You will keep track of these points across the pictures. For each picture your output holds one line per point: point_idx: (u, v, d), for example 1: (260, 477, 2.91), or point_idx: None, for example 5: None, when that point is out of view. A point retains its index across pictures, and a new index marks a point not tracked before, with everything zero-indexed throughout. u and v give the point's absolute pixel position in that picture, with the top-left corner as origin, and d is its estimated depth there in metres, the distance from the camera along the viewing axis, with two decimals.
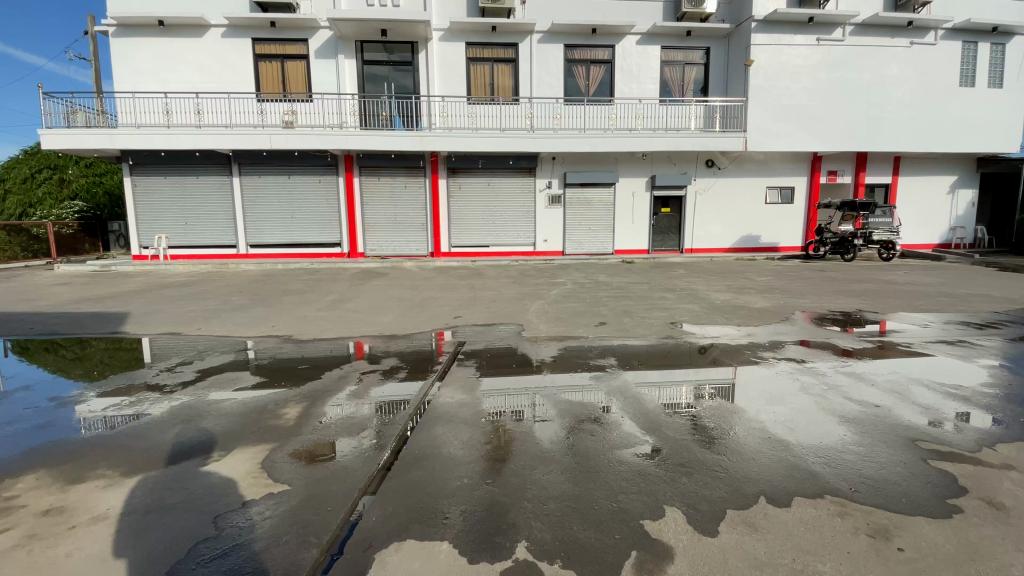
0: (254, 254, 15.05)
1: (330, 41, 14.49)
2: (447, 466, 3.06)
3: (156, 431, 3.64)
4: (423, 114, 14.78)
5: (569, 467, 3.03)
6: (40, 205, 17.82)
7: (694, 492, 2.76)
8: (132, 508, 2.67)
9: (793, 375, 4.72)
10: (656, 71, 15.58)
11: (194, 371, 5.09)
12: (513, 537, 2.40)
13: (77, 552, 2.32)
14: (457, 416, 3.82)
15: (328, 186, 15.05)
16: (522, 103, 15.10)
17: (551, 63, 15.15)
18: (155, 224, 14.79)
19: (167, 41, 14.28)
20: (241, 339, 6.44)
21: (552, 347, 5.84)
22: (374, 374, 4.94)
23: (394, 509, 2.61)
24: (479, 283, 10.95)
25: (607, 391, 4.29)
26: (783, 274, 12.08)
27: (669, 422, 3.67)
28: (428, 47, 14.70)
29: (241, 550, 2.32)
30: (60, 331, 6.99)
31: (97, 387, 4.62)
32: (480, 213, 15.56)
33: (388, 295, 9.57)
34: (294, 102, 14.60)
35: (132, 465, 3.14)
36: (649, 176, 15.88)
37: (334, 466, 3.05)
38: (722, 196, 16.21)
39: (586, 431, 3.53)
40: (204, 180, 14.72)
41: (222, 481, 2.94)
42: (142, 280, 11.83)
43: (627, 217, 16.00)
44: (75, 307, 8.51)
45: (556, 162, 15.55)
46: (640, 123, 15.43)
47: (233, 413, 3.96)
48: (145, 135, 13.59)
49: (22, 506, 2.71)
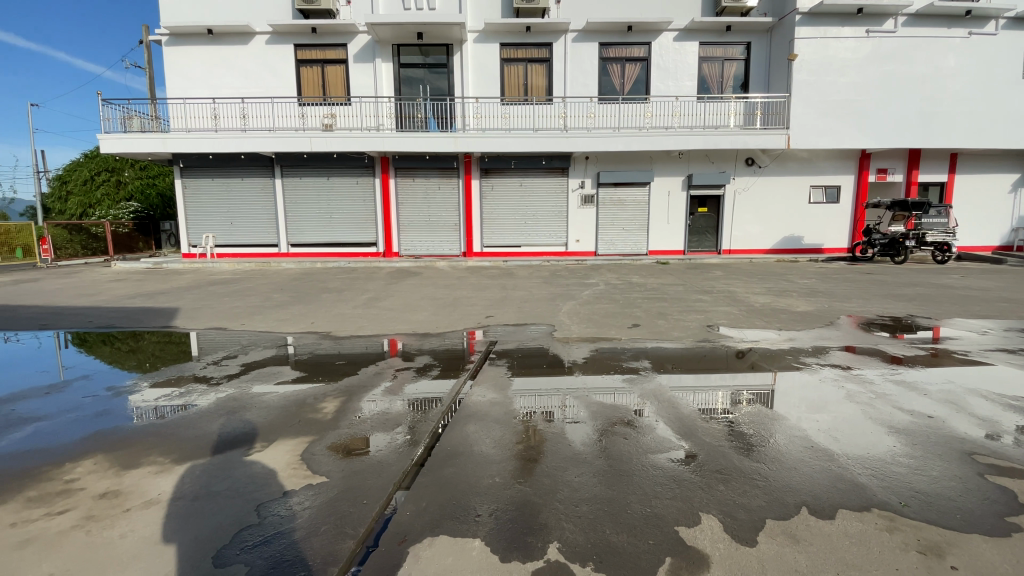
0: (294, 253, 15.58)
1: (369, 45, 14.85)
2: (479, 464, 3.09)
3: (202, 421, 3.81)
4: (458, 115, 14.89)
5: (601, 470, 3.00)
6: (99, 206, 19.16)
7: (731, 500, 2.69)
8: (181, 494, 2.81)
9: (837, 382, 4.51)
10: (694, 67, 15.22)
11: (239, 365, 5.31)
12: (545, 537, 2.40)
13: (131, 533, 2.46)
14: (489, 415, 3.84)
15: (365, 187, 15.40)
16: (556, 102, 15.01)
17: (585, 61, 15.01)
18: (204, 224, 15.53)
19: (215, 48, 14.92)
20: (282, 335, 6.67)
21: (584, 348, 5.81)
22: (408, 371, 5.03)
23: (427, 504, 2.65)
24: (510, 283, 10.99)
25: (640, 394, 4.24)
26: (827, 276, 11.64)
27: (705, 427, 3.59)
28: (463, 48, 14.83)
29: (282, 538, 2.39)
30: (117, 324, 7.42)
31: (149, 378, 4.88)
32: (511, 213, 15.60)
33: (422, 294, 9.73)
34: (334, 105, 15.01)
35: (181, 453, 3.30)
36: (686, 175, 15.53)
37: (369, 460, 3.13)
38: (762, 195, 15.71)
39: (618, 434, 3.48)
40: (249, 181, 15.33)
41: (265, 470, 3.06)
42: (191, 277, 12.41)
43: (663, 217, 15.70)
44: (130, 302, 9.04)
45: (589, 161, 15.39)
46: (677, 121, 15.10)
47: (275, 405, 4.11)
48: (194, 139, 14.26)
49: (81, 489, 2.89)
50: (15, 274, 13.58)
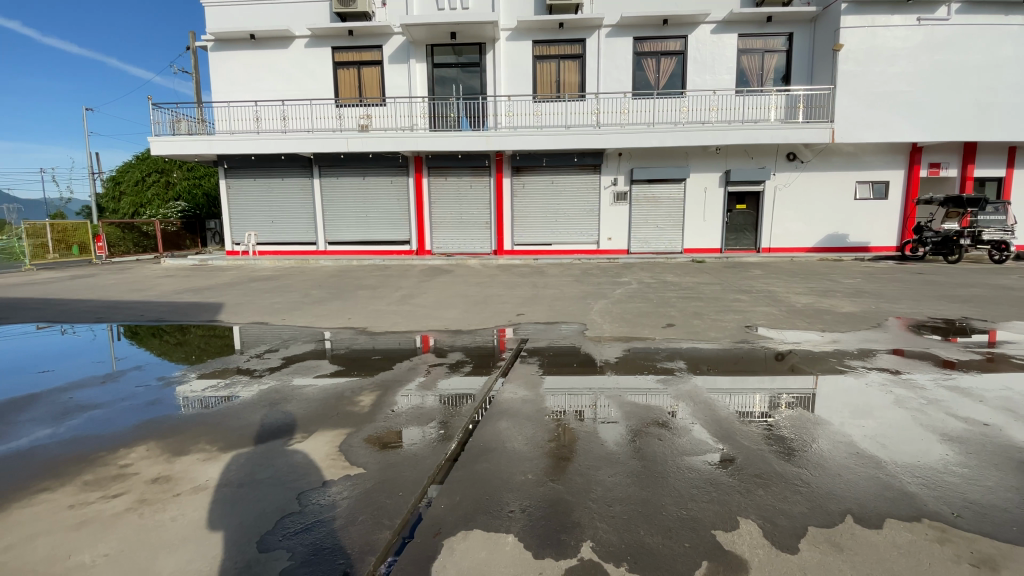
0: (331, 251, 16.01)
1: (403, 46, 15.07)
2: (511, 460, 3.10)
3: (246, 411, 3.97)
4: (490, 114, 14.97)
5: (635, 470, 2.96)
6: (150, 205, 20.19)
7: (771, 505, 2.61)
8: (227, 481, 2.93)
9: (884, 387, 4.31)
10: (733, 60, 14.78)
11: (280, 358, 5.51)
12: (578, 535, 2.39)
13: (181, 517, 2.59)
14: (521, 412, 3.85)
15: (398, 186, 15.66)
16: (589, 99, 14.85)
17: (619, 56, 14.79)
18: (247, 222, 16.14)
19: (257, 53, 15.46)
20: (320, 330, 6.87)
21: (617, 347, 5.75)
22: (441, 367, 5.10)
23: (461, 499, 2.68)
24: (541, 281, 10.97)
25: (675, 396, 4.16)
26: (874, 276, 11.12)
27: (743, 430, 3.50)
28: (495, 46, 14.87)
29: (322, 526, 2.46)
30: (166, 318, 7.81)
31: (196, 369, 5.13)
32: (543, 211, 15.56)
33: (454, 291, 9.83)
34: (370, 106, 15.33)
35: (227, 442, 3.44)
36: (724, 171, 15.12)
37: (404, 453, 3.19)
38: (804, 191, 15.15)
39: (652, 435, 3.43)
40: (288, 181, 15.83)
41: (305, 460, 3.16)
42: (234, 273, 12.92)
43: (699, 214, 15.33)
44: (178, 297, 9.49)
45: (622, 158, 15.18)
46: (714, 115, 14.73)
47: (314, 398, 4.23)
48: (238, 141, 14.84)
49: (136, 473, 3.05)
50: (75, 269, 14.46)
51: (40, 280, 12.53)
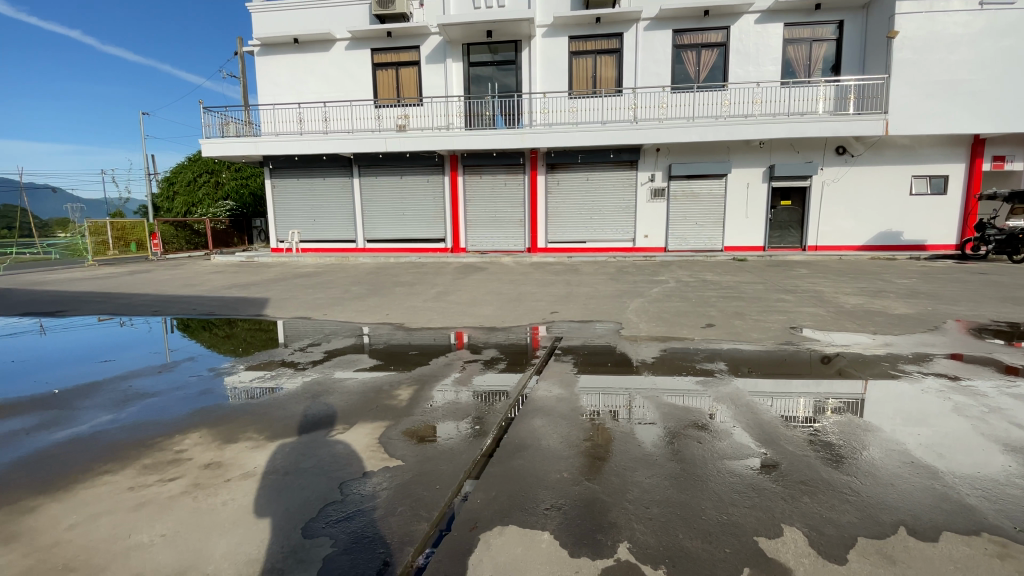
0: (370, 248, 16.40)
1: (440, 46, 15.27)
2: (547, 458, 3.10)
3: (290, 403, 4.13)
4: (525, 111, 14.98)
5: (673, 473, 2.90)
6: (201, 204, 21.21)
7: (817, 513, 2.51)
8: (274, 468, 3.06)
9: (941, 394, 4.06)
10: (778, 51, 14.23)
11: (321, 352, 5.70)
12: (614, 536, 2.37)
13: (232, 501, 2.72)
14: (555, 410, 3.85)
15: (434, 184, 15.88)
16: (626, 94, 14.62)
17: (657, 50, 14.48)
18: (290, 221, 16.73)
19: (300, 56, 15.97)
20: (359, 325, 7.05)
21: (653, 347, 5.66)
22: (476, 364, 5.15)
23: (496, 494, 2.71)
24: (576, 278, 10.90)
25: (715, 398, 4.05)
26: (931, 276, 10.50)
27: (787, 435, 3.37)
28: (531, 44, 14.85)
29: (363, 516, 2.54)
30: (216, 312, 8.20)
31: (244, 361, 5.37)
32: (578, 208, 15.44)
33: (488, 288, 9.88)
34: (407, 106, 15.61)
35: (273, 431, 3.59)
36: (767, 166, 14.61)
37: (440, 447, 3.24)
38: (854, 186, 14.46)
39: (690, 437, 3.36)
40: (329, 180, 16.29)
41: (347, 450, 3.26)
42: (278, 270, 13.43)
43: (740, 210, 14.85)
44: (227, 292, 9.94)
45: (660, 153, 14.88)
46: (758, 108, 14.29)
47: (354, 391, 4.36)
48: (282, 142, 15.39)
49: (189, 458, 3.23)
50: (133, 265, 15.36)
51: (103, 275, 13.36)
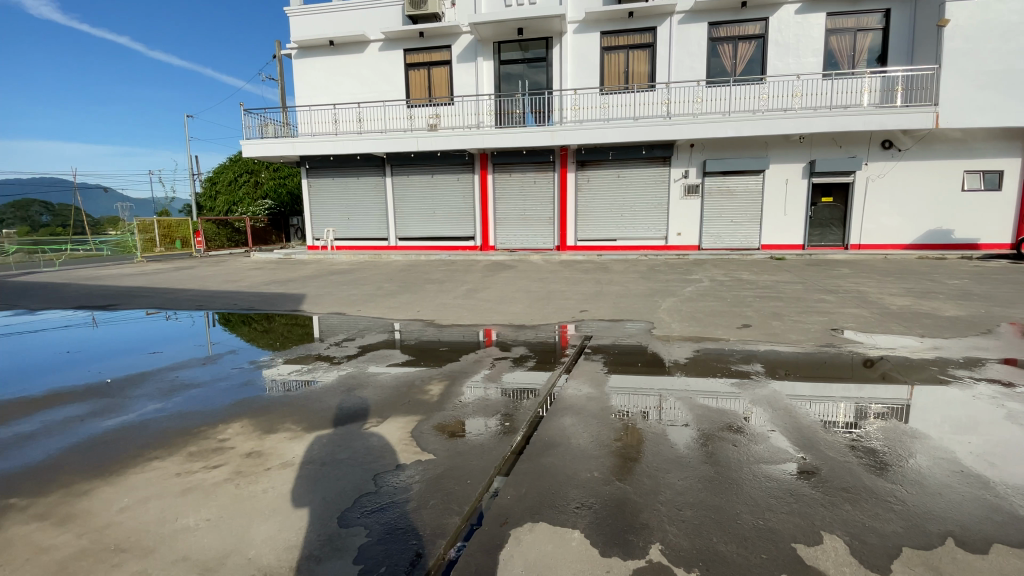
0: (401, 246, 16.67)
1: (472, 45, 15.36)
2: (577, 457, 3.09)
3: (325, 396, 4.25)
4: (556, 108, 14.91)
5: (707, 476, 2.85)
6: (241, 203, 21.98)
7: (859, 522, 2.42)
8: (311, 459, 3.15)
9: (994, 401, 3.84)
10: (820, 41, 13.69)
11: (356, 346, 5.84)
12: (646, 537, 2.34)
13: (272, 489, 2.82)
14: (585, 409, 3.83)
15: (465, 183, 15.99)
16: (659, 89, 14.35)
17: (692, 43, 14.15)
18: (326, 219, 17.17)
19: (336, 58, 16.34)
20: (391, 321, 7.18)
21: (686, 347, 5.55)
22: (505, 361, 5.17)
23: (527, 491, 2.72)
24: (606, 277, 10.80)
25: (750, 400, 3.95)
26: (985, 277, 9.92)
27: (827, 439, 3.26)
28: (563, 40, 14.75)
29: (396, 507, 2.59)
30: (256, 307, 8.50)
31: (282, 355, 5.56)
32: (609, 206, 15.27)
33: (517, 286, 9.90)
34: (439, 105, 15.77)
35: (310, 422, 3.71)
36: (808, 162, 14.09)
37: (471, 443, 3.27)
38: (901, 182, 13.81)
39: (725, 440, 3.28)
40: (363, 179, 16.63)
41: (380, 443, 3.33)
42: (314, 267, 13.81)
43: (778, 208, 14.39)
44: (266, 288, 10.29)
45: (694, 149, 14.55)
46: (798, 101, 13.78)
47: (387, 385, 4.45)
48: (318, 142, 15.79)
49: (232, 447, 3.36)
50: (178, 261, 16.06)
51: (151, 271, 14.04)
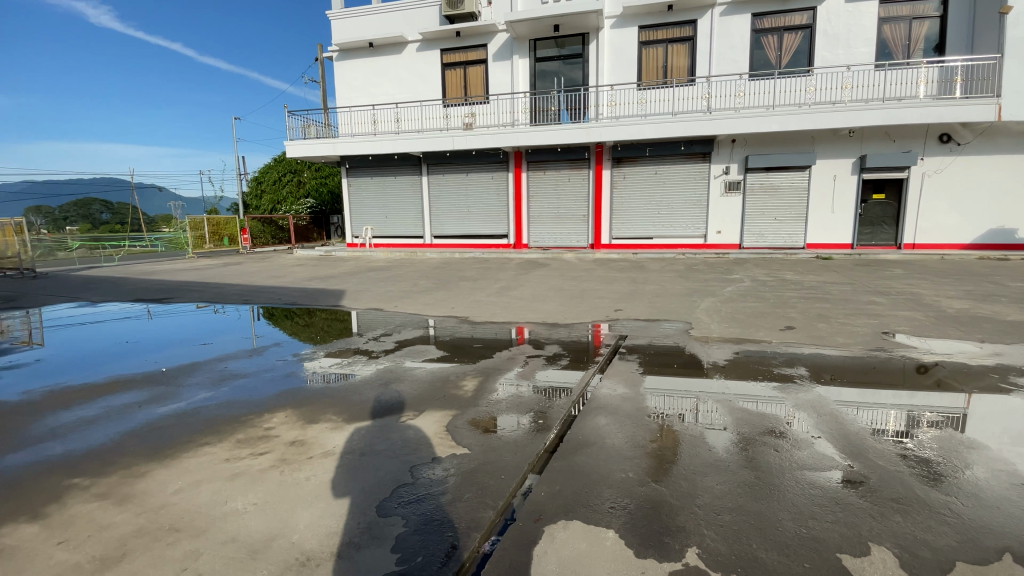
0: (436, 244, 16.90)
1: (507, 43, 15.41)
2: (611, 456, 3.07)
3: (364, 388, 4.38)
4: (592, 105, 14.76)
5: (746, 481, 2.77)
6: (285, 202, 22.79)
7: (909, 533, 2.31)
8: (350, 449, 3.25)
9: None
10: (871, 30, 13.04)
11: (393, 341, 5.98)
12: (683, 540, 2.30)
13: (314, 477, 2.93)
14: (620, 409, 3.80)
15: (499, 181, 16.06)
16: (699, 83, 13.97)
17: (734, 36, 13.73)
18: (364, 217, 17.61)
19: (374, 60, 16.71)
20: (426, 317, 7.30)
21: (725, 349, 5.41)
22: (539, 359, 5.18)
23: (561, 488, 2.72)
24: (641, 276, 10.64)
25: (793, 405, 3.82)
26: None
27: (876, 448, 3.11)
28: (599, 36, 14.60)
29: (432, 499, 2.64)
30: (298, 302, 8.81)
31: (323, 348, 5.76)
32: (645, 204, 15.01)
33: (551, 285, 9.87)
34: (474, 104, 15.90)
35: (350, 414, 3.82)
36: (858, 157, 13.45)
37: (504, 439, 3.30)
38: (961, 178, 13.00)
39: (767, 445, 3.18)
40: (400, 178, 16.95)
41: (417, 436, 3.40)
42: (353, 264, 14.19)
43: (825, 205, 13.80)
44: (307, 284, 10.66)
45: (735, 145, 14.12)
46: (847, 94, 13.16)
47: (423, 380, 4.54)
48: (358, 142, 16.19)
49: (277, 435, 3.51)
50: (227, 258, 16.82)
51: (201, 267, 14.76)
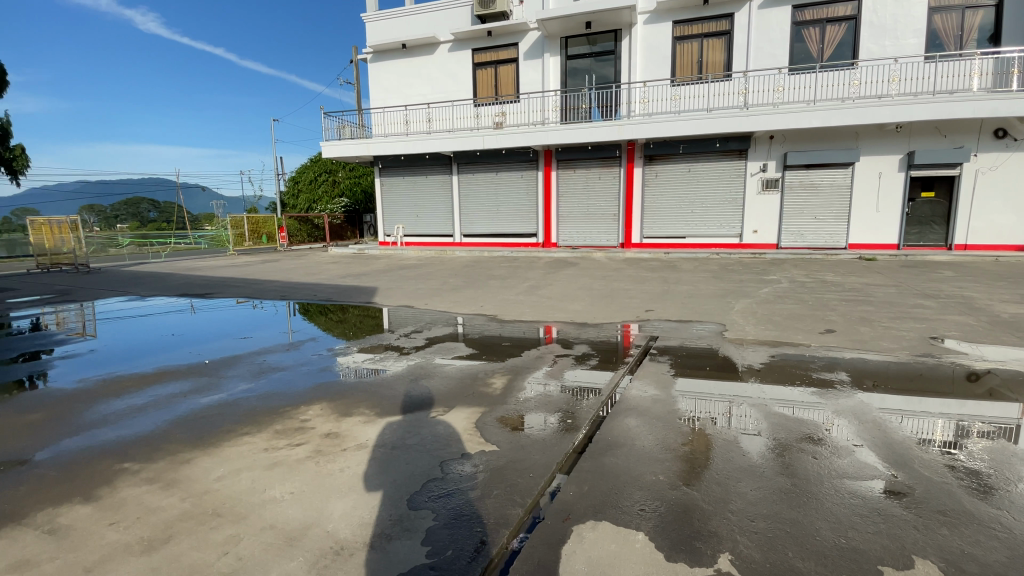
0: (466, 242, 17.03)
1: (539, 42, 15.39)
2: (641, 458, 3.04)
3: (395, 384, 4.46)
4: (624, 102, 14.59)
5: (782, 488, 2.70)
6: (320, 201, 23.40)
7: (957, 548, 2.20)
8: (383, 442, 3.33)
9: None
10: (921, 21, 12.45)
11: (423, 338, 6.07)
12: (715, 545, 2.26)
13: (348, 469, 3.00)
14: (650, 411, 3.75)
15: (529, 180, 16.06)
16: (735, 78, 13.61)
17: (773, 29, 13.31)
18: (396, 216, 17.91)
19: (407, 61, 16.96)
20: (456, 315, 7.37)
21: (761, 352, 5.26)
22: (567, 358, 5.16)
23: (590, 489, 2.71)
24: (673, 276, 10.46)
25: (833, 411, 3.68)
26: None
27: (921, 457, 2.98)
28: (632, 32, 14.40)
29: (461, 494, 2.68)
30: (332, 298, 9.04)
31: (356, 344, 5.89)
32: (678, 202, 14.73)
33: (580, 284, 9.81)
34: (505, 103, 15.94)
35: (382, 408, 3.90)
36: (905, 153, 12.84)
37: (532, 437, 3.30)
38: (1018, 175, 12.27)
39: (804, 451, 3.08)
40: (431, 177, 17.16)
41: (447, 431, 3.45)
42: (385, 261, 14.45)
43: (869, 204, 13.23)
44: (341, 281, 10.93)
45: (773, 141, 13.70)
46: (894, 88, 12.58)
47: (453, 377, 4.59)
48: (390, 142, 16.47)
49: (313, 427, 3.62)
50: (265, 255, 17.40)
51: (241, 263, 15.31)
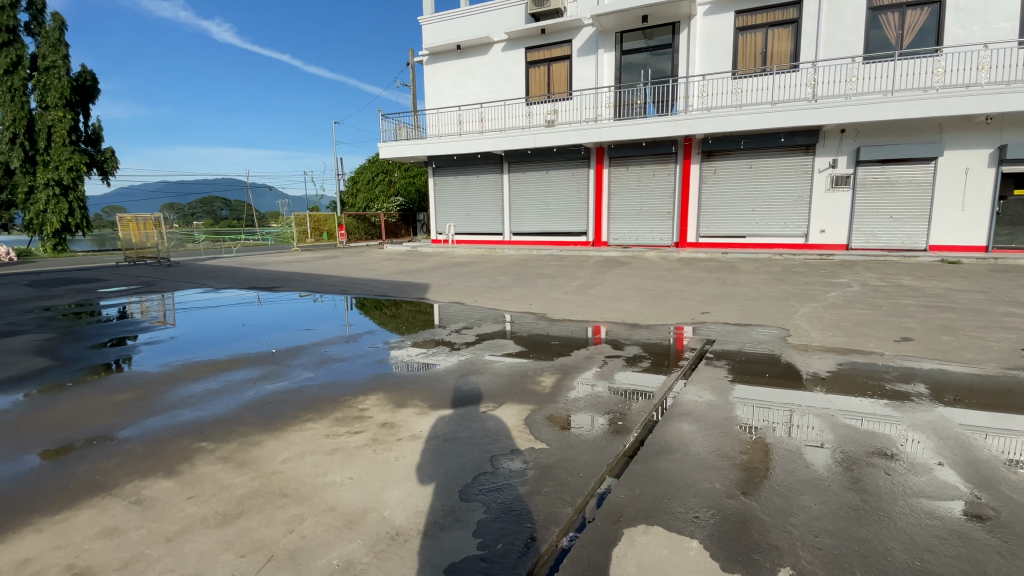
0: (516, 241, 17.12)
1: (593, 38, 15.21)
2: (696, 465, 2.95)
3: (447, 378, 4.57)
4: (680, 97, 14.15)
5: (849, 504, 2.54)
6: (377, 200, 24.25)
7: None
8: (435, 434, 3.42)
9: None
10: (1016, 3, 11.38)
11: (474, 334, 6.17)
12: (774, 559, 2.17)
13: (403, 458, 3.11)
14: (705, 417, 3.64)
15: (580, 178, 15.92)
16: (802, 69, 12.88)
17: (846, 15, 12.47)
18: (448, 214, 18.26)
19: (461, 61, 17.23)
20: (505, 312, 7.44)
21: (826, 359, 4.97)
22: (618, 359, 5.09)
23: (641, 492, 2.67)
24: (731, 277, 10.06)
25: (908, 425, 3.42)
26: None
27: (1013, 479, 2.71)
28: (691, 25, 13.93)
29: (511, 489, 2.71)
30: (388, 294, 9.36)
31: (410, 338, 6.08)
32: (737, 200, 14.12)
33: (632, 284, 9.63)
34: (557, 101, 15.89)
35: (435, 401, 4.01)
36: (997, 147, 11.69)
37: (582, 437, 3.29)
38: None
39: (875, 467, 2.89)
40: (483, 176, 17.37)
41: (497, 426, 3.50)
42: (437, 259, 14.79)
43: (954, 202, 12.16)
44: (396, 277, 11.29)
45: (844, 135, 12.84)
46: (985, 75, 11.49)
47: (503, 374, 4.64)
48: (444, 142, 16.82)
49: (369, 416, 3.77)
50: (325, 251, 18.24)
51: (304, 259, 16.14)
